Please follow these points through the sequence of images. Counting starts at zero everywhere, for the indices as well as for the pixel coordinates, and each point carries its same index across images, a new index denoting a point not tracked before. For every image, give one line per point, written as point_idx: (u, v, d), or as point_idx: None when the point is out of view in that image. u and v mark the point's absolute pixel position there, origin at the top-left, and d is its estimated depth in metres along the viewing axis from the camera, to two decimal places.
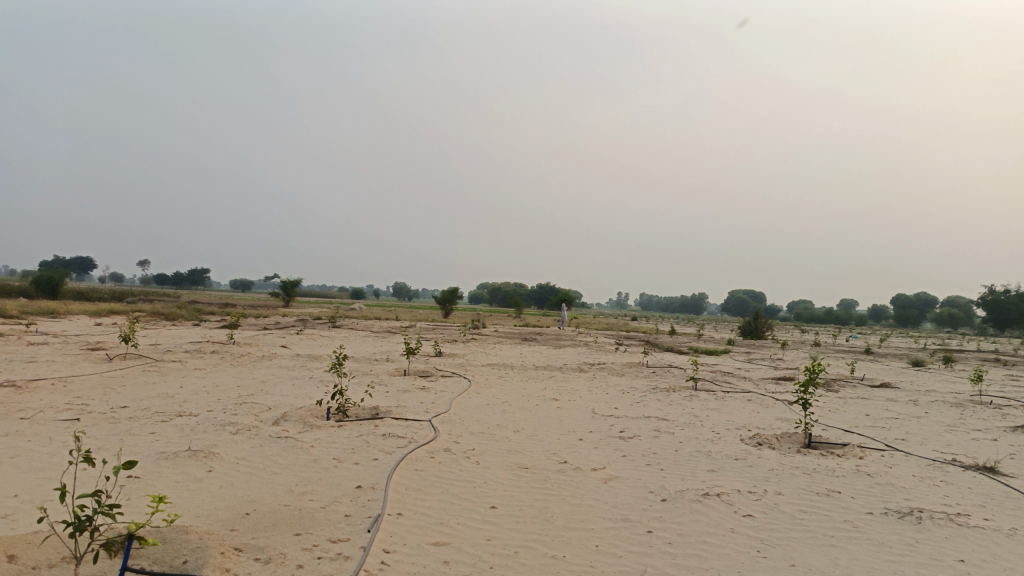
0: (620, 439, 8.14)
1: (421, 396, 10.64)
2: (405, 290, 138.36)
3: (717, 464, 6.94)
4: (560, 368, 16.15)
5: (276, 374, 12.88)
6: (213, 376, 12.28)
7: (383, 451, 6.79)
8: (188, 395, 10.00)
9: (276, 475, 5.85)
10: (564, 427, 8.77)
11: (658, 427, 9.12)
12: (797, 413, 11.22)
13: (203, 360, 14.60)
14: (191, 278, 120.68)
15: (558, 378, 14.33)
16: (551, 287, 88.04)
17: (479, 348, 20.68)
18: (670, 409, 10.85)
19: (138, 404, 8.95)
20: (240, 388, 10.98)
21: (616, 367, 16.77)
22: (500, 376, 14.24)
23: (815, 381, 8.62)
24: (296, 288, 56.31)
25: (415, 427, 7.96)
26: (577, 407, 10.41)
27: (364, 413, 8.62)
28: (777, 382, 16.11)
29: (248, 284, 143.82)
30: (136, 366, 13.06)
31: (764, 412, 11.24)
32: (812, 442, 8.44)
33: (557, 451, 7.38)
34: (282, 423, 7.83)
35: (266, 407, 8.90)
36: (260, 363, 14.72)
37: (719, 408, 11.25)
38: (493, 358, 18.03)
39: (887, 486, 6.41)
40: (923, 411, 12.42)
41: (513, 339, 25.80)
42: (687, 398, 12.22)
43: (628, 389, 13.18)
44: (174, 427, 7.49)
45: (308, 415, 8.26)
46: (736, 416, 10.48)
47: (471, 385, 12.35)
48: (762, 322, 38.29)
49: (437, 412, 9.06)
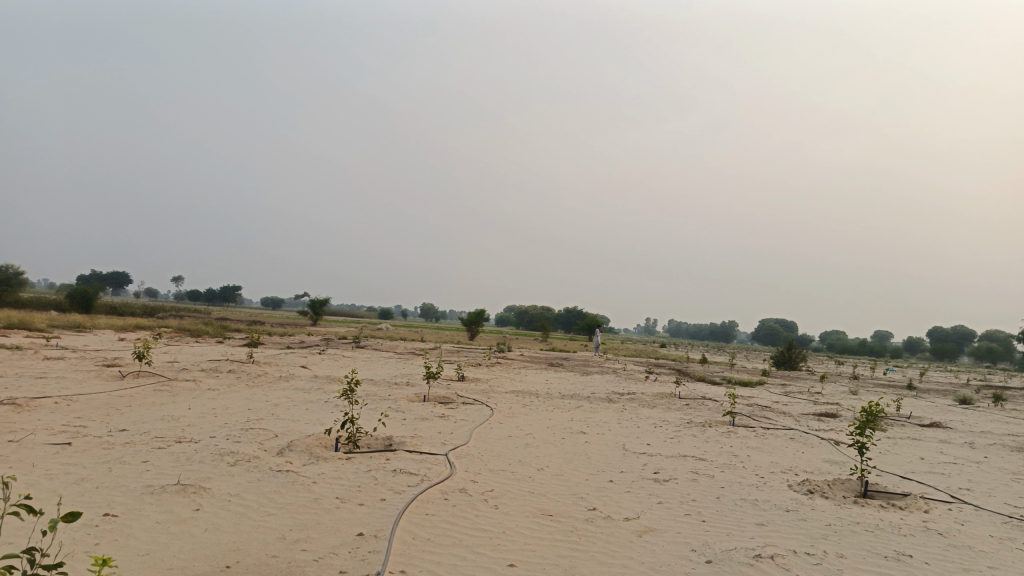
0: (655, 482, 7.38)
1: (439, 426, 9.97)
2: (433, 312, 138.46)
3: (765, 517, 6.16)
4: (587, 398, 15.38)
5: (290, 397, 12.31)
6: (224, 398, 11.75)
7: (392, 490, 6.13)
8: (194, 419, 9.46)
9: (269, 517, 5.22)
10: (593, 465, 8.04)
11: (695, 467, 8.35)
12: (846, 455, 10.35)
13: (218, 380, 14.11)
14: (222, 296, 121.89)
15: (585, 409, 13.57)
16: (578, 312, 87.24)
17: (504, 373, 20.01)
18: (708, 447, 10.05)
19: (138, 427, 8.41)
20: (251, 411, 10.41)
21: (647, 398, 15.97)
22: (524, 404, 13.50)
23: (872, 422, 7.79)
24: (322, 307, 56.28)
25: (429, 461, 7.29)
26: (606, 443, 9.67)
27: (376, 444, 7.98)
28: (819, 418, 15.14)
29: (278, 302, 144.85)
30: (147, 384, 12.60)
31: (808, 452, 10.38)
32: (869, 492, 7.61)
33: (585, 494, 6.66)
34: (286, 454, 7.22)
35: (273, 435, 8.30)
36: (276, 384, 14.19)
37: (760, 447, 10.42)
38: (518, 384, 17.31)
39: (964, 550, 5.58)
40: (982, 455, 11.45)
41: (538, 364, 25.04)
42: (725, 434, 11.37)
43: (659, 422, 12.36)
44: (169, 455, 6.91)
45: (316, 445, 7.65)
46: (779, 457, 9.65)
47: (494, 414, 11.69)
48: (796, 353, 37.06)
49: (454, 445, 8.38)
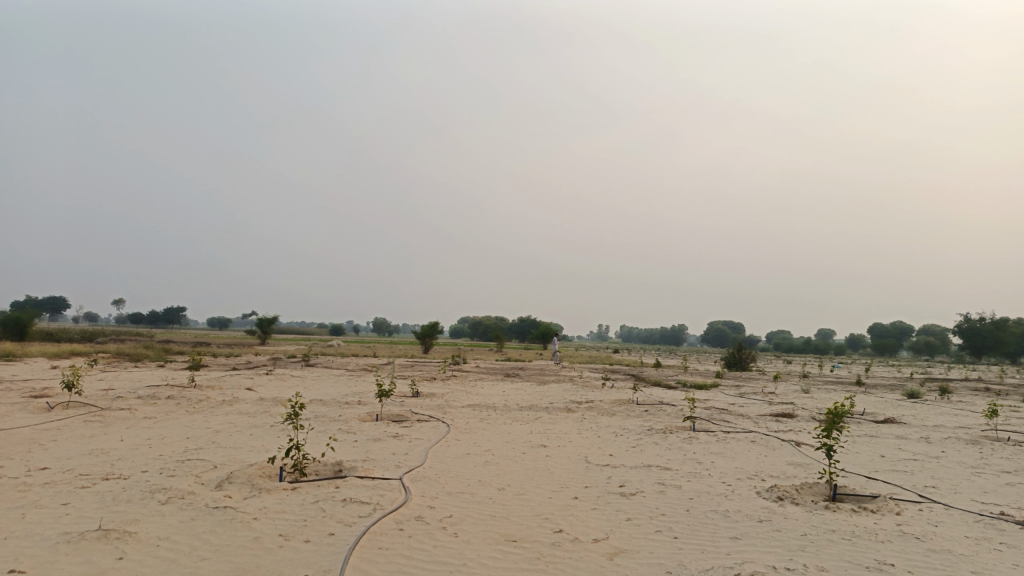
0: (622, 496, 7.06)
1: (392, 447, 9.49)
2: (386, 326, 136.83)
3: (738, 529, 5.89)
4: (545, 409, 15.02)
5: (233, 423, 11.63)
6: (161, 427, 11.03)
7: (342, 523, 5.65)
8: (126, 451, 8.77)
9: (203, 563, 4.69)
10: (556, 481, 7.68)
11: (661, 478, 8.06)
12: (809, 457, 10.21)
13: (156, 407, 13.30)
14: (165, 317, 118.15)
15: (544, 420, 13.21)
16: (531, 321, 87.23)
17: (459, 387, 19.54)
18: (671, 455, 9.79)
19: (61, 465, 7.71)
20: (190, 441, 9.75)
21: (605, 406, 15.72)
22: (481, 418, 13.07)
23: (839, 424, 7.61)
24: (271, 325, 54.86)
25: (382, 487, 6.83)
26: (567, 456, 9.33)
27: (324, 471, 7.46)
28: (777, 419, 15.09)
29: (225, 322, 141.17)
30: (77, 416, 11.76)
31: (771, 456, 10.22)
32: (838, 496, 7.43)
33: (550, 515, 6.29)
34: (225, 488, 6.66)
35: (212, 466, 7.71)
36: (219, 409, 13.46)
37: (723, 453, 10.21)
38: (474, 398, 16.86)
39: (943, 554, 5.39)
40: (939, 450, 11.46)
41: (494, 375, 24.61)
42: (687, 441, 11.13)
43: (621, 431, 12.08)
44: (93, 495, 6.28)
45: (258, 476, 7.11)
46: (743, 462, 9.44)
47: (450, 430, 11.24)
48: (747, 354, 37.43)
49: (409, 467, 7.92)
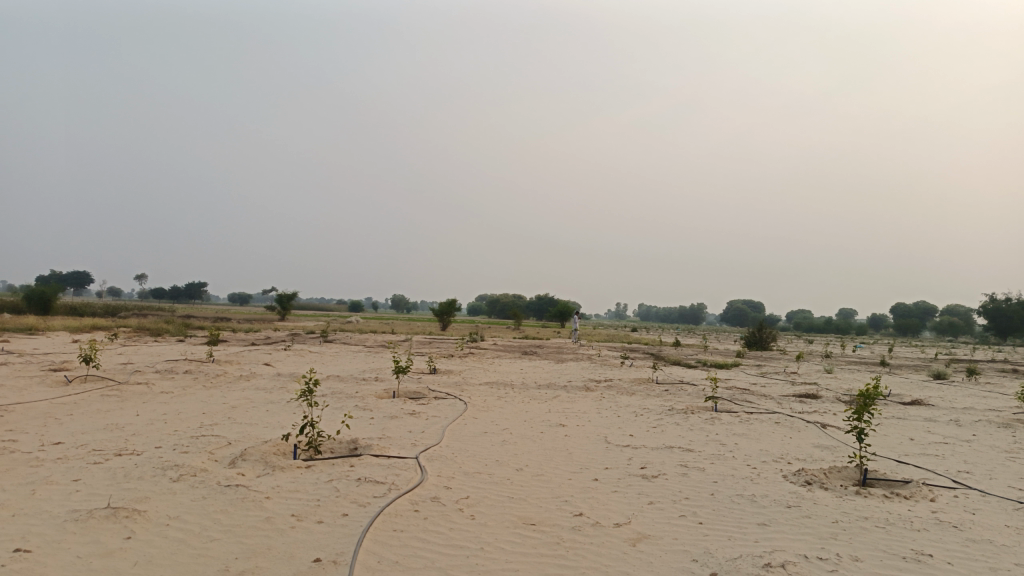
0: (644, 478, 6.85)
1: (408, 425, 9.34)
2: (404, 303, 137.28)
3: (766, 515, 5.66)
4: (564, 387, 14.82)
5: (249, 398, 11.54)
6: (177, 402, 10.96)
7: (356, 503, 5.49)
8: (141, 427, 8.69)
9: (212, 544, 4.54)
10: (575, 462, 7.48)
11: (683, 459, 7.83)
12: (835, 439, 9.94)
13: (173, 382, 13.26)
14: (186, 292, 119.32)
15: (563, 399, 13.02)
16: (550, 299, 87.01)
17: (477, 364, 19.39)
18: (693, 436, 9.56)
19: (75, 440, 7.64)
20: (205, 416, 9.67)
21: (624, 385, 15.50)
22: (498, 396, 12.90)
23: (870, 406, 7.32)
24: (290, 301, 55.08)
25: (397, 467, 6.66)
26: (587, 436, 9.12)
27: (338, 449, 7.32)
28: (801, 399, 14.79)
29: (245, 298, 142.31)
30: (95, 390, 11.72)
31: (797, 438, 9.95)
32: (869, 481, 7.16)
33: (570, 497, 6.09)
34: (238, 466, 6.53)
35: (226, 442, 7.59)
36: (236, 384, 13.39)
37: (747, 434, 9.95)
38: (492, 375, 16.70)
39: (984, 544, 5.13)
40: (970, 433, 11.14)
41: (512, 352, 24.46)
42: (710, 421, 10.88)
43: (641, 411, 11.86)
44: (105, 472, 6.17)
45: (272, 453, 6.98)
46: (768, 444, 9.19)
47: (467, 408, 11.07)
48: (768, 333, 36.97)
49: (425, 446, 7.76)
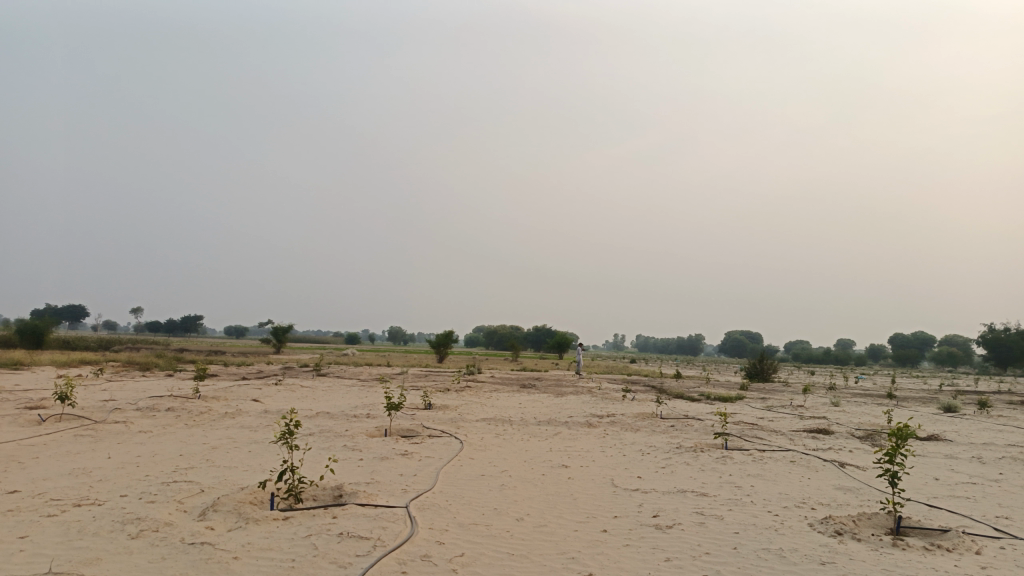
0: (657, 529, 6.21)
1: (400, 467, 8.68)
2: (401, 335, 136.61)
3: (798, 574, 5.03)
4: (565, 423, 14.14)
5: (232, 438, 10.88)
6: (155, 442, 10.29)
7: (336, 564, 4.86)
8: (110, 471, 8.04)
9: None
10: (581, 511, 6.85)
11: (698, 506, 7.20)
12: (857, 481, 9.29)
13: (153, 420, 12.59)
14: (182, 325, 118.68)
15: (564, 436, 12.36)
16: (547, 331, 86.44)
17: (474, 398, 18.73)
18: (706, 478, 8.93)
19: (33, 487, 6.98)
20: (181, 459, 9.01)
21: (628, 420, 14.84)
22: (496, 434, 12.23)
23: (903, 448, 6.71)
24: (286, 334, 54.41)
25: (385, 518, 6.02)
26: (592, 479, 8.49)
27: (321, 498, 6.69)
28: (813, 435, 14.13)
29: (242, 330, 141.50)
30: (68, 430, 11.05)
31: (816, 479, 9.31)
32: (904, 531, 6.54)
33: (577, 554, 5.45)
34: (207, 519, 5.87)
35: (199, 490, 6.94)
36: (220, 422, 12.72)
37: (763, 475, 9.32)
38: (489, 410, 15.99)
39: None
40: (997, 472, 10.49)
41: (510, 386, 23.77)
42: (721, 461, 10.23)
43: (647, 449, 11.22)
44: (58, 526, 5.52)
45: (247, 503, 6.33)
46: (787, 487, 8.55)
47: (463, 447, 10.43)
48: (770, 365, 36.28)
49: (417, 493, 7.11)
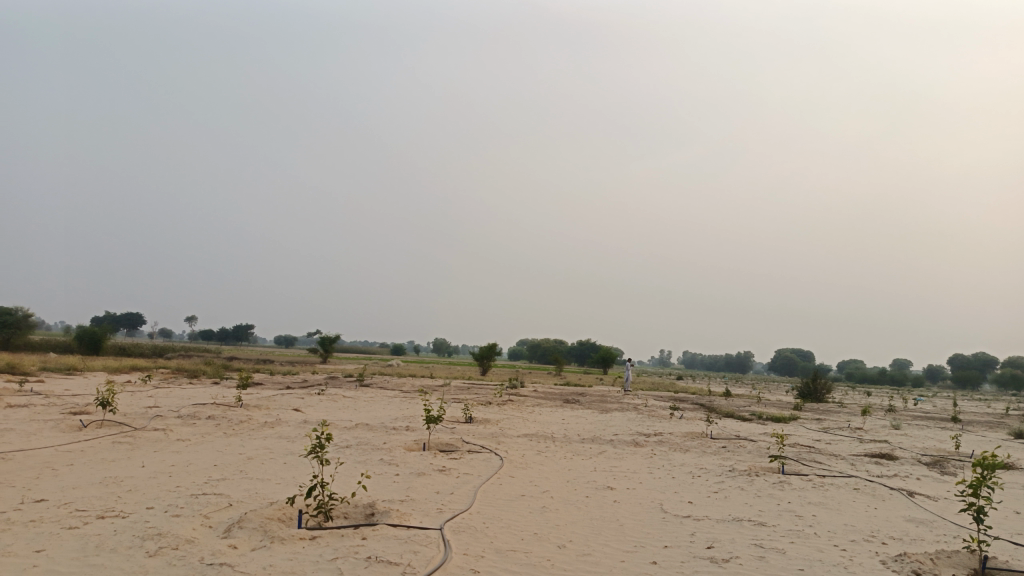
0: (712, 563, 5.66)
1: (436, 485, 8.29)
2: (446, 348, 137.02)
3: None
4: (609, 441, 13.59)
5: (268, 449, 10.66)
6: (191, 452, 10.12)
7: None
8: (142, 481, 7.83)
9: None
10: (628, 539, 6.35)
11: (756, 537, 6.63)
12: (929, 513, 8.56)
13: (192, 428, 12.47)
14: (234, 334, 121.20)
15: (609, 455, 11.84)
16: (592, 346, 85.55)
17: (516, 413, 18.29)
18: (762, 505, 8.31)
19: (61, 496, 6.78)
20: (215, 469, 8.78)
21: (675, 439, 14.22)
22: (538, 451, 11.76)
23: (990, 481, 6.05)
24: (332, 344, 54.86)
25: (417, 541, 5.63)
26: (639, 503, 7.97)
27: (352, 516, 6.34)
28: (874, 460, 13.31)
29: (290, 340, 143.83)
30: (107, 436, 10.96)
31: (883, 509, 8.61)
32: (992, 573, 5.86)
33: None
34: (230, 538, 5.56)
35: (227, 503, 6.66)
36: (259, 432, 12.53)
37: (825, 503, 8.66)
38: (531, 426, 15.53)
39: None
40: None
41: (553, 401, 23.25)
42: (778, 487, 9.57)
43: (698, 471, 10.62)
44: (75, 541, 5.25)
45: (274, 520, 6.01)
46: (853, 518, 7.89)
47: (503, 465, 10.00)
48: (824, 385, 34.92)
49: (452, 513, 6.71)
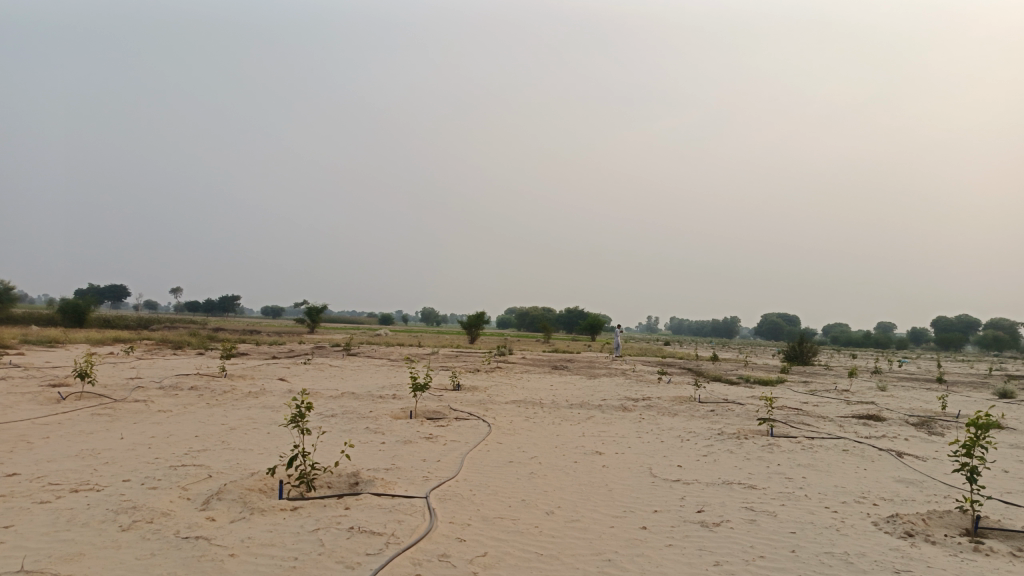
0: (704, 527, 5.56)
1: (423, 452, 8.14)
2: (434, 316, 136.96)
3: None
4: (598, 407, 13.51)
5: (252, 418, 10.48)
6: (172, 422, 9.92)
7: (342, 564, 4.32)
8: (120, 453, 7.63)
9: None
10: (618, 505, 6.23)
11: (747, 500, 6.54)
12: (918, 473, 8.52)
13: (174, 399, 12.26)
14: (220, 305, 120.47)
15: (598, 420, 11.75)
16: (580, 312, 85.70)
17: (504, 379, 18.20)
18: (753, 468, 8.24)
19: (34, 470, 6.58)
20: (196, 440, 8.60)
21: (664, 404, 14.16)
22: (526, 417, 11.66)
23: (984, 441, 5.96)
24: (319, 314, 54.56)
25: (402, 510, 5.48)
26: (629, 468, 7.86)
27: (335, 485, 6.18)
28: (862, 421, 13.31)
29: (278, 310, 143.26)
30: (87, 408, 10.73)
31: (873, 470, 8.57)
32: (985, 533, 5.80)
33: (615, 555, 4.84)
34: (208, 510, 5.38)
35: (206, 475, 6.47)
36: (243, 402, 12.34)
37: (815, 465, 8.60)
38: (519, 392, 15.43)
39: None
40: None
41: (542, 367, 23.18)
42: (767, 449, 9.51)
43: (687, 435, 10.55)
44: (45, 515, 5.06)
45: (254, 492, 5.83)
46: (843, 480, 7.83)
47: (491, 431, 9.88)
48: (810, 348, 35.14)
49: (438, 481, 6.56)
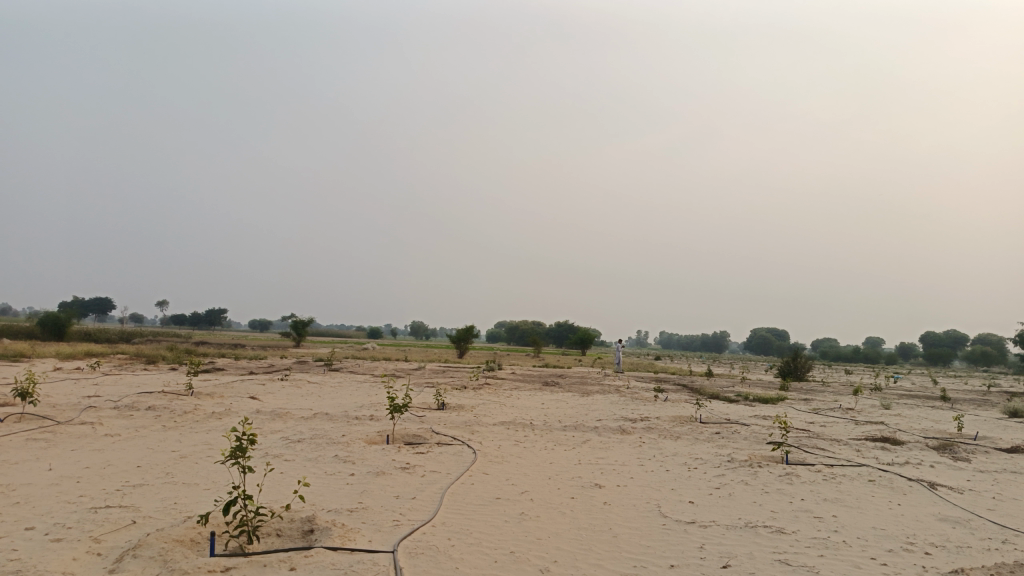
0: None
1: (396, 487, 7.06)
2: (423, 329, 135.53)
3: None
4: (593, 429, 12.43)
5: (207, 445, 9.33)
6: (115, 449, 8.77)
7: None
8: (39, 490, 6.48)
9: None
10: (627, 559, 5.16)
11: (780, 551, 5.49)
12: (961, 509, 7.50)
13: (127, 421, 11.07)
14: (207, 318, 118.93)
15: (594, 445, 10.69)
16: (570, 325, 84.97)
17: (491, 397, 17.09)
18: (776, 505, 7.19)
19: None
20: (135, 472, 7.46)
21: (664, 425, 13.14)
22: (515, 441, 10.57)
23: None
24: (304, 327, 53.23)
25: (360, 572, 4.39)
26: (635, 506, 6.80)
27: (282, 537, 5.09)
28: (878, 445, 12.30)
29: (265, 324, 141.36)
30: (23, 432, 9.54)
31: (909, 506, 7.55)
32: None
33: None
34: (115, 573, 4.27)
35: (129, 521, 5.35)
36: (203, 424, 11.16)
37: (844, 501, 7.57)
38: (508, 412, 14.35)
39: None
40: None
41: (532, 384, 22.01)
42: (786, 480, 8.47)
43: (693, 462, 9.50)
44: None
45: (179, 547, 4.71)
46: (881, 519, 6.80)
47: (476, 459, 8.80)
48: (803, 364, 34.11)
49: (409, 527, 5.48)
